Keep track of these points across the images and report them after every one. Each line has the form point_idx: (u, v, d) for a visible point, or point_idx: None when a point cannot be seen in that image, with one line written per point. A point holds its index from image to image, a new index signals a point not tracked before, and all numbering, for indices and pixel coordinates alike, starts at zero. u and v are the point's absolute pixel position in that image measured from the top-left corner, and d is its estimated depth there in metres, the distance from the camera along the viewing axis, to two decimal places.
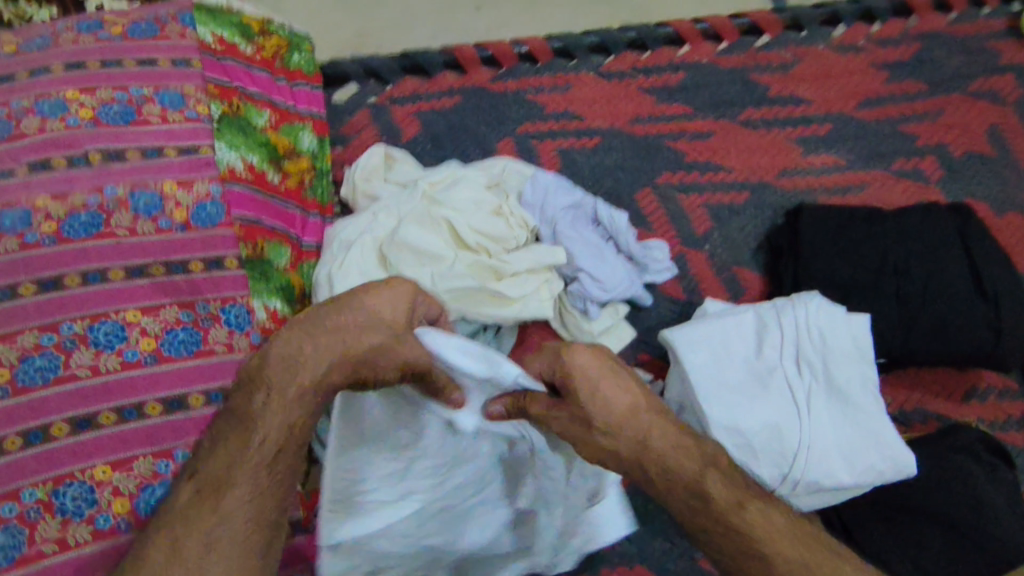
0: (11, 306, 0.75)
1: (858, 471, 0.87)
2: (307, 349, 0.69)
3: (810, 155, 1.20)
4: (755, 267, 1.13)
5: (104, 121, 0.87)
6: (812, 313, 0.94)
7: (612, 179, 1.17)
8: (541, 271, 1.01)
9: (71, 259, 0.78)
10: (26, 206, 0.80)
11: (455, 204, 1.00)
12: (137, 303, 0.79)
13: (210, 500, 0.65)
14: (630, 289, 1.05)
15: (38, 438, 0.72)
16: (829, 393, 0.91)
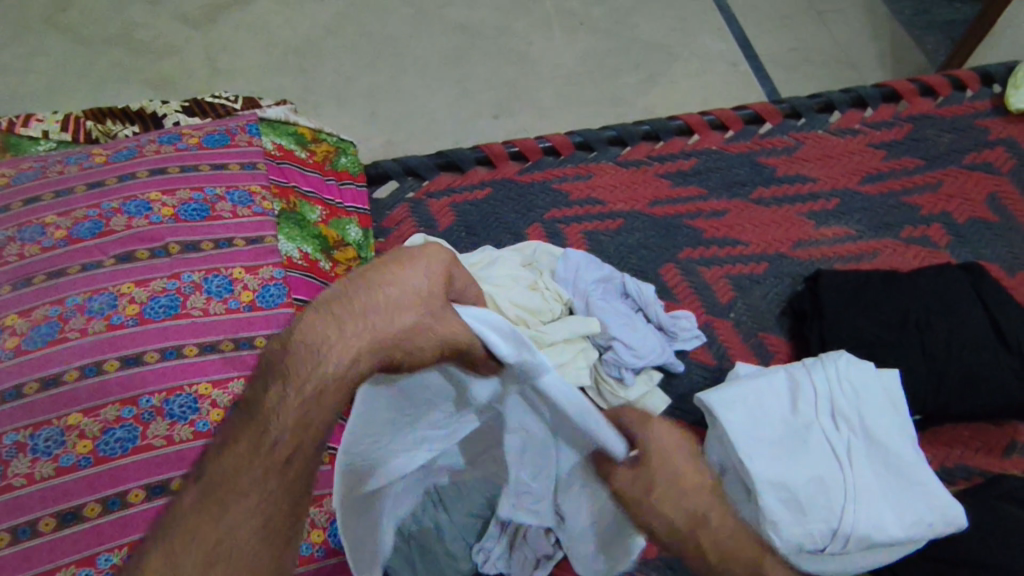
0: (96, 381, 0.82)
1: (908, 524, 0.88)
2: (332, 341, 0.59)
3: (821, 227, 1.28)
4: (780, 332, 1.17)
5: (183, 217, 0.97)
6: (842, 370, 0.98)
7: (637, 256, 1.25)
8: (576, 341, 1.07)
9: (151, 338, 0.86)
10: (113, 291, 0.88)
11: (496, 282, 1.08)
12: (209, 376, 0.85)
13: (214, 517, 0.58)
14: (663, 356, 1.09)
15: (116, 505, 0.78)
16: (868, 447, 0.94)
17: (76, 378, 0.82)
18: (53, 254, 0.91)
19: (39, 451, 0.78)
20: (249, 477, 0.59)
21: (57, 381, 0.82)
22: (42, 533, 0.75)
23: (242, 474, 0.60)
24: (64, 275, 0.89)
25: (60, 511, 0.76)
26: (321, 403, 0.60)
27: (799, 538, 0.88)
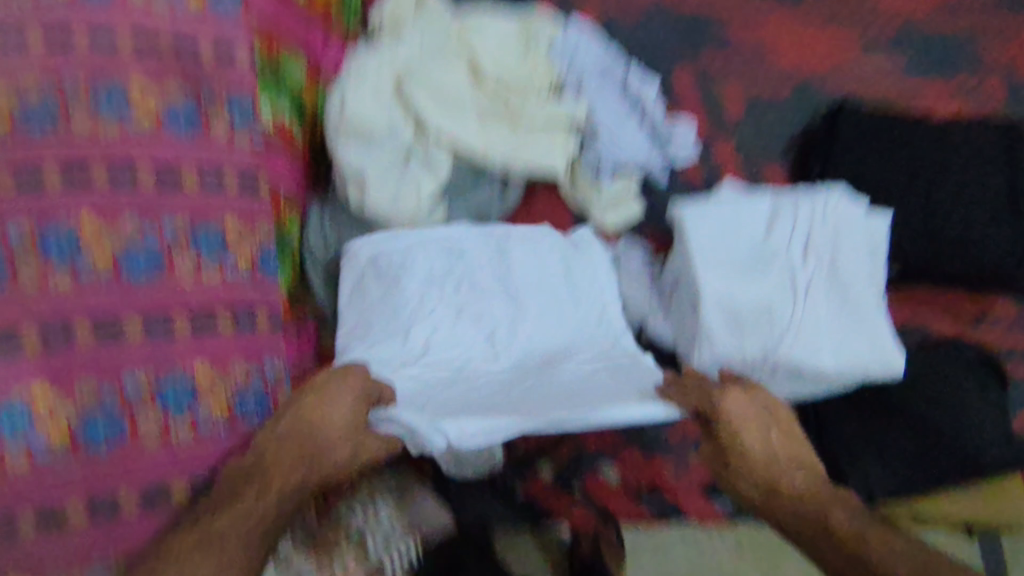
0: (111, 200, 0.75)
1: (841, 361, 0.90)
2: (316, 433, 0.76)
3: (864, 56, 1.15)
4: (783, 161, 1.14)
5: (215, 11, 0.82)
6: (831, 202, 0.96)
7: (648, 56, 1.16)
8: (558, 128, 1.05)
9: (162, 153, 0.78)
10: (122, 82, 0.77)
11: (483, 45, 1.03)
12: (235, 210, 0.82)
13: (189, 559, 0.66)
14: (646, 161, 1.10)
15: (116, 337, 0.73)
16: (828, 284, 0.93)
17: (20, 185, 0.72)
18: None
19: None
20: (229, 527, 0.69)
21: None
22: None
23: (225, 526, 0.68)
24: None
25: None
26: (286, 476, 0.73)
27: (730, 355, 0.91)
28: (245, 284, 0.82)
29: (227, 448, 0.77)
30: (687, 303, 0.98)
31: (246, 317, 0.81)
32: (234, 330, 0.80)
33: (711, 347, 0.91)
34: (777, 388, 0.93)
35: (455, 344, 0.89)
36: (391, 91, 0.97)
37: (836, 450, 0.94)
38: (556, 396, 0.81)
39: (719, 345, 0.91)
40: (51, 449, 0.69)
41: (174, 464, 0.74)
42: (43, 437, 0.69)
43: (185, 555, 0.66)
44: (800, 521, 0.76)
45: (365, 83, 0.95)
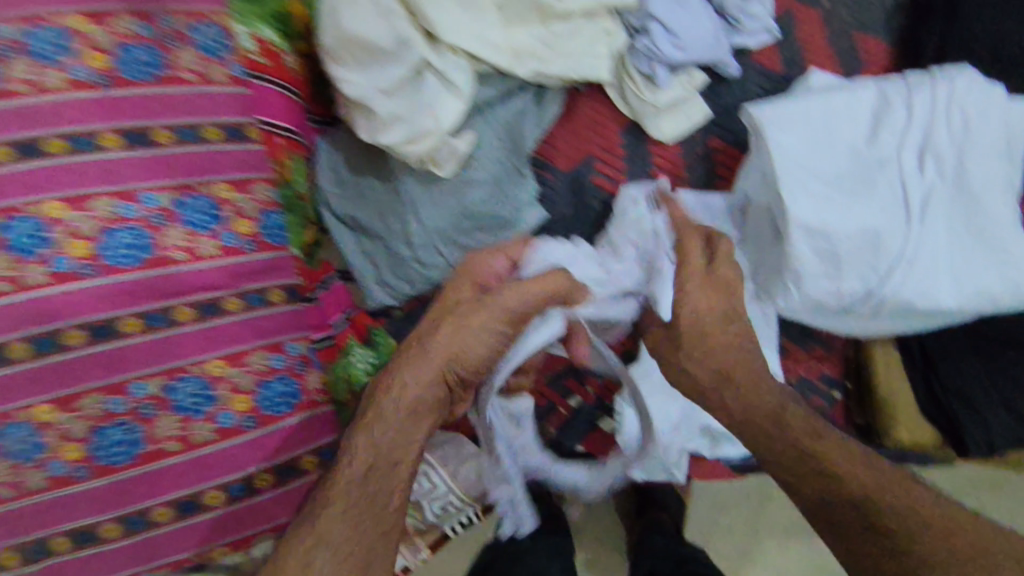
0: (51, 167, 0.64)
1: (965, 295, 0.74)
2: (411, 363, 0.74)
3: None
4: (884, 33, 0.93)
5: None
6: (957, 92, 0.77)
7: None
8: (600, 17, 0.86)
9: (130, 109, 0.67)
10: (61, 25, 0.64)
11: None
12: (227, 176, 0.72)
13: (367, 484, 0.70)
14: (714, 50, 0.89)
15: (106, 334, 0.64)
16: (954, 195, 0.76)
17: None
18: None
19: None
20: (375, 472, 0.71)
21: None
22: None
23: (371, 468, 0.71)
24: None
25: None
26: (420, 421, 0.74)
27: (824, 294, 0.77)
28: (244, 252, 0.72)
29: (256, 434, 0.70)
30: (767, 228, 0.84)
31: (252, 291, 0.72)
32: (238, 305, 0.71)
33: (804, 282, 0.76)
34: (877, 323, 0.80)
35: None
36: None
37: (944, 395, 0.80)
38: None
39: (817, 282, 0.76)
40: (68, 470, 0.63)
41: (199, 468, 0.67)
42: (57, 461, 0.63)
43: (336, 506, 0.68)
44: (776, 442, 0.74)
45: None
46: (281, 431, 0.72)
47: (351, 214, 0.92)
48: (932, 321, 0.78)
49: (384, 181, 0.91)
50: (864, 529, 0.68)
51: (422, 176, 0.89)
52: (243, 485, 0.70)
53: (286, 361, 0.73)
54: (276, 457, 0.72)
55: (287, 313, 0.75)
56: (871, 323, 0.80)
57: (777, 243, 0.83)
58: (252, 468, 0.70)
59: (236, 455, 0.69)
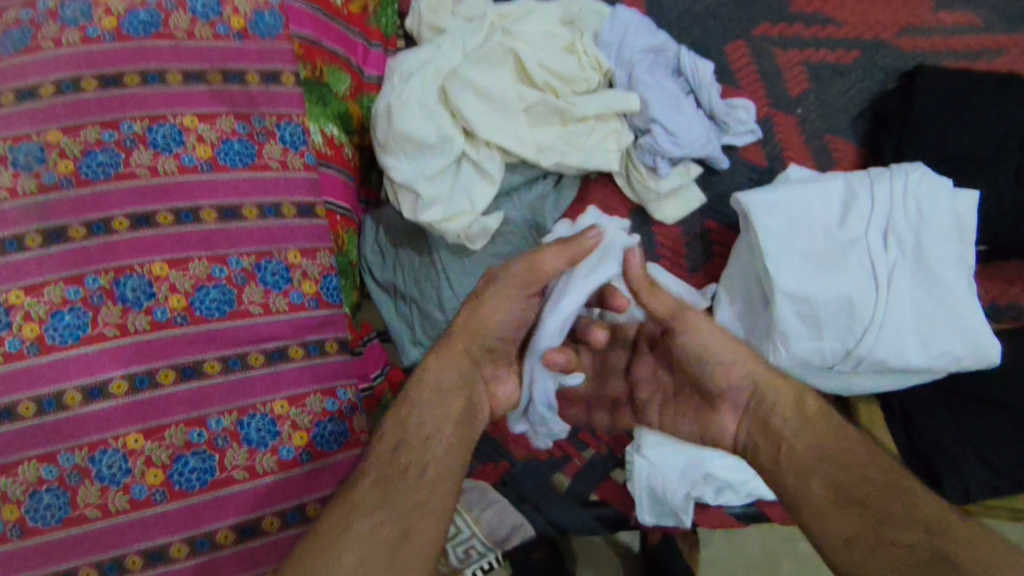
0: (155, 236, 0.78)
1: (931, 354, 0.86)
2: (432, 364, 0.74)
3: (941, 11, 1.12)
4: (851, 135, 1.09)
5: (252, 33, 0.89)
6: (912, 183, 0.91)
7: (702, 27, 1.14)
8: (609, 120, 1.02)
9: (224, 190, 0.82)
10: (175, 123, 0.82)
11: (527, 38, 1.00)
12: (297, 245, 0.85)
13: (398, 460, 0.68)
14: (706, 147, 1.04)
15: (192, 374, 0.75)
16: (917, 269, 0.88)
17: (83, 236, 0.76)
18: (99, 49, 0.82)
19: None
20: (397, 458, 0.68)
21: (62, 237, 0.76)
22: (67, 407, 0.72)
23: (400, 445, 0.69)
24: (36, 97, 0.80)
25: (37, 395, 0.72)
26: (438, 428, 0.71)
27: (809, 353, 0.88)
28: (307, 308, 0.83)
29: (310, 467, 0.79)
30: (757, 295, 0.96)
31: (313, 342, 0.83)
32: (301, 353, 0.81)
33: (791, 343, 0.88)
34: (858, 381, 0.91)
35: None
36: (436, 95, 0.99)
37: (920, 445, 0.89)
38: None
39: (802, 343, 0.88)
40: (147, 493, 0.72)
41: (261, 497, 0.76)
42: (140, 484, 0.72)
43: (354, 514, 0.64)
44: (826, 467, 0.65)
45: (410, 79, 0.98)
46: (333, 466, 0.80)
47: (391, 281, 1.05)
48: (902, 378, 0.90)
49: (421, 253, 1.03)
50: (852, 503, 0.62)
51: (456, 248, 1.03)
52: (298, 513, 0.78)
53: (337, 405, 0.82)
54: (328, 488, 0.79)
55: (341, 362, 0.85)
56: (851, 380, 0.91)
57: (765, 309, 0.94)
58: (305, 498, 0.78)
59: (291, 485, 0.78)
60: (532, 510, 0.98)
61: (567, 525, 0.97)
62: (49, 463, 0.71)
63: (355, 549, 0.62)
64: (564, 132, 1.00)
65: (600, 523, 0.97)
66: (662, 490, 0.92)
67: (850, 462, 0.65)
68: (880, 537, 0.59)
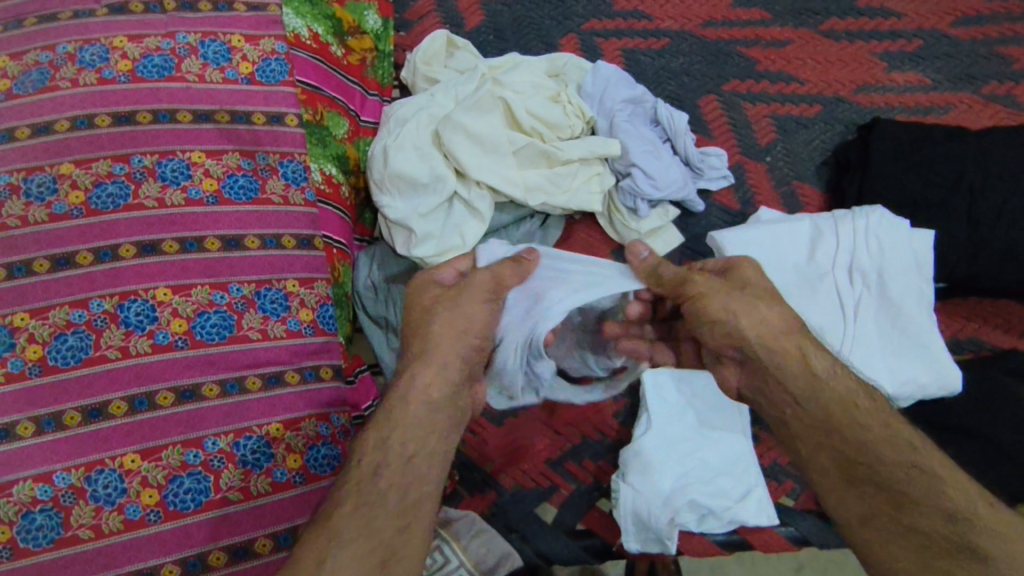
0: (159, 263, 0.81)
1: (898, 382, 0.92)
2: (418, 378, 0.76)
3: (893, 71, 1.23)
4: (816, 181, 1.17)
5: (260, 79, 0.95)
6: (872, 224, 0.97)
7: (676, 83, 1.23)
8: (592, 163, 1.09)
9: (228, 221, 0.86)
10: (184, 159, 0.86)
11: (515, 88, 1.09)
12: (296, 275, 0.89)
13: (380, 485, 0.70)
14: (683, 191, 1.11)
15: (190, 396, 0.77)
16: (880, 303, 0.95)
17: (90, 261, 0.79)
18: (113, 88, 0.87)
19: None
20: (381, 474, 0.71)
21: (70, 261, 0.79)
22: (66, 427, 0.73)
23: (382, 465, 0.71)
24: (52, 131, 0.84)
25: (36, 416, 0.73)
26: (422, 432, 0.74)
27: None
28: (303, 335, 0.86)
29: (304, 490, 0.81)
30: None
31: (309, 368, 0.86)
32: (297, 378, 0.84)
33: None
34: None
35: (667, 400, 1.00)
36: (429, 138, 1.05)
37: None
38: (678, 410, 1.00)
39: None
40: (142, 514, 0.73)
41: (255, 518, 0.77)
42: (135, 505, 0.73)
43: (338, 533, 0.67)
44: (846, 475, 0.73)
45: (405, 124, 1.06)
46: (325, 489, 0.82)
47: (383, 315, 1.08)
48: None
49: None
50: (857, 478, 0.72)
51: None
52: (290, 536, 0.79)
53: (331, 429, 0.84)
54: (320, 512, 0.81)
55: (336, 389, 0.88)
56: None
57: None
58: (298, 521, 0.80)
59: (284, 507, 0.79)
60: (519, 540, 1.00)
61: (551, 553, 1.00)
62: (45, 483, 0.72)
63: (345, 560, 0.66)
64: (551, 173, 1.06)
65: (587, 552, 1.00)
66: (647, 517, 0.94)
67: (867, 461, 0.72)
68: (892, 519, 0.69)
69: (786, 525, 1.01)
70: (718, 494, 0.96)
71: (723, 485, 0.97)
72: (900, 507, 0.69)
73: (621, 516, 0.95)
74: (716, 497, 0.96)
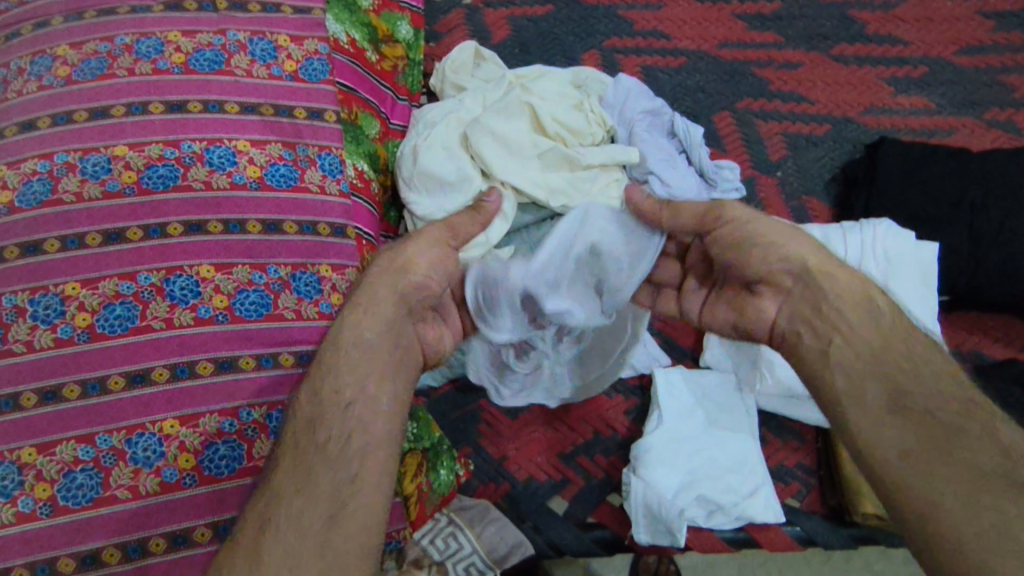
0: (203, 241, 0.85)
1: None
2: (334, 334, 0.75)
3: (900, 95, 1.29)
4: (824, 197, 1.22)
5: (302, 76, 1.00)
6: (879, 235, 1.02)
7: (692, 99, 1.29)
8: (612, 169, 1.14)
9: (269, 206, 0.90)
10: (230, 147, 0.91)
11: (541, 96, 1.14)
12: (330, 260, 0.92)
13: (318, 439, 0.67)
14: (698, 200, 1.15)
15: (228, 368, 0.81)
16: None
17: (140, 237, 0.83)
18: (168, 79, 0.92)
19: (39, 318, 0.79)
20: (315, 431, 0.68)
21: (121, 237, 0.83)
22: (111, 391, 0.77)
23: (319, 421, 0.68)
24: (109, 116, 0.89)
25: (82, 380, 0.77)
26: (360, 376, 0.71)
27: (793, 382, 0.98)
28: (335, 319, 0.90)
29: None
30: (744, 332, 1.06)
31: None
32: None
33: None
34: None
35: (679, 400, 1.05)
36: (457, 140, 1.10)
37: None
38: (690, 411, 1.04)
39: None
40: (178, 477, 0.77)
41: None
42: (172, 468, 0.77)
43: (281, 495, 0.64)
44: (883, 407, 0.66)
45: (435, 126, 1.10)
46: None
47: None
48: None
49: None
50: (903, 422, 0.64)
51: None
52: None
53: None
54: None
55: None
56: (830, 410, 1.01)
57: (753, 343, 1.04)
58: None
59: None
60: (531, 530, 1.02)
61: (562, 544, 1.02)
62: (87, 444, 0.75)
63: (287, 527, 0.62)
64: (572, 176, 1.11)
65: (597, 545, 1.02)
66: (656, 508, 0.97)
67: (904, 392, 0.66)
68: (936, 452, 0.62)
69: (791, 524, 1.03)
70: (726, 490, 0.99)
71: (734, 482, 0.99)
72: (939, 435, 0.63)
73: (630, 508, 0.98)
74: (725, 493, 0.99)
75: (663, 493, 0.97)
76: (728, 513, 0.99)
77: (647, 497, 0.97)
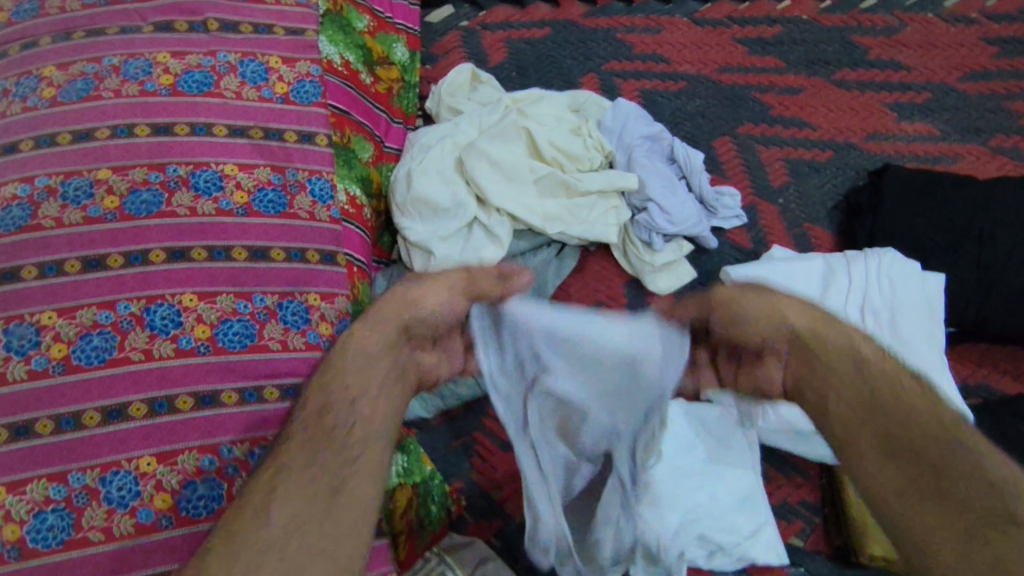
0: (187, 269, 0.82)
1: None
2: (323, 389, 0.67)
3: (903, 121, 1.27)
4: (827, 224, 1.20)
5: (293, 99, 0.98)
6: (884, 265, 1.00)
7: (691, 123, 1.28)
8: (611, 196, 1.12)
9: (256, 233, 0.88)
10: (217, 172, 0.89)
11: (539, 120, 1.13)
12: (318, 288, 0.89)
13: (315, 444, 0.62)
14: (698, 227, 1.13)
15: (210, 402, 0.78)
16: (891, 342, 0.96)
17: (121, 265, 0.81)
18: (154, 101, 0.90)
19: (13, 349, 0.76)
20: (308, 458, 0.61)
21: (101, 264, 0.80)
22: (85, 427, 0.74)
23: (322, 412, 0.65)
24: (92, 138, 0.87)
25: (56, 415, 0.74)
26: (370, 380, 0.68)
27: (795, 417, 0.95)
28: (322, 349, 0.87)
29: None
30: None
31: None
32: None
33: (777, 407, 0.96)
34: None
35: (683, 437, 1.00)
36: (452, 165, 1.08)
37: None
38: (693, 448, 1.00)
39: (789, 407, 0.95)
40: (153, 518, 0.73)
41: None
42: (148, 508, 0.73)
43: (240, 531, 0.56)
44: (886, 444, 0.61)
45: (430, 150, 1.08)
46: None
47: None
48: None
49: None
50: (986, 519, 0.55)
51: None
52: None
53: None
54: None
55: None
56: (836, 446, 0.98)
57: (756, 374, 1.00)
58: None
59: None
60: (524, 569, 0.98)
61: None
62: (59, 483, 0.72)
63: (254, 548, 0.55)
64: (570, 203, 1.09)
65: None
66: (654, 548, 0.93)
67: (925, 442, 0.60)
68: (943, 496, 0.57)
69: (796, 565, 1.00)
70: (727, 530, 0.95)
71: (736, 522, 0.96)
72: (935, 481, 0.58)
73: None
74: (727, 533, 0.95)
75: (664, 533, 0.93)
76: (729, 553, 0.95)
77: (646, 537, 0.93)
